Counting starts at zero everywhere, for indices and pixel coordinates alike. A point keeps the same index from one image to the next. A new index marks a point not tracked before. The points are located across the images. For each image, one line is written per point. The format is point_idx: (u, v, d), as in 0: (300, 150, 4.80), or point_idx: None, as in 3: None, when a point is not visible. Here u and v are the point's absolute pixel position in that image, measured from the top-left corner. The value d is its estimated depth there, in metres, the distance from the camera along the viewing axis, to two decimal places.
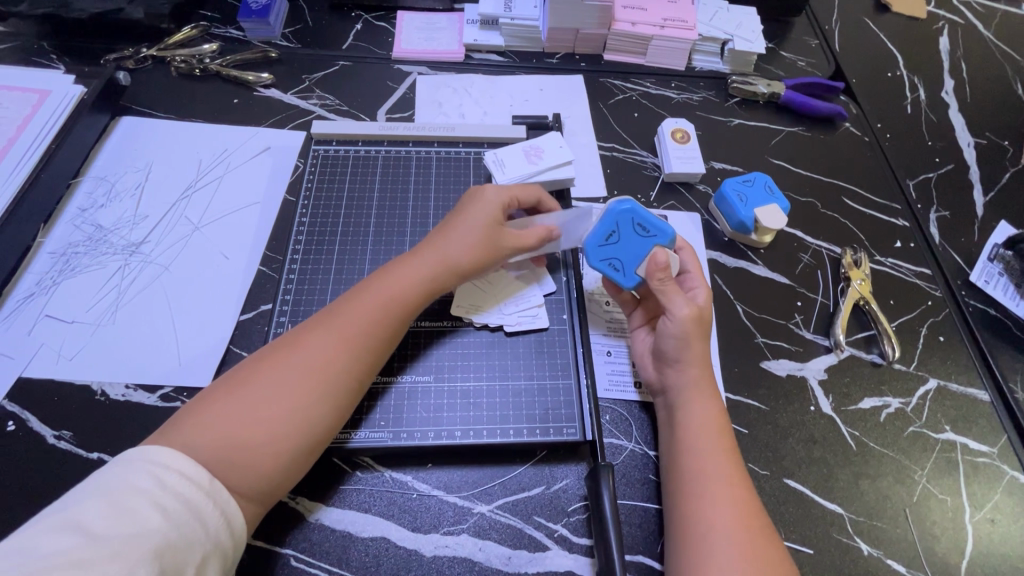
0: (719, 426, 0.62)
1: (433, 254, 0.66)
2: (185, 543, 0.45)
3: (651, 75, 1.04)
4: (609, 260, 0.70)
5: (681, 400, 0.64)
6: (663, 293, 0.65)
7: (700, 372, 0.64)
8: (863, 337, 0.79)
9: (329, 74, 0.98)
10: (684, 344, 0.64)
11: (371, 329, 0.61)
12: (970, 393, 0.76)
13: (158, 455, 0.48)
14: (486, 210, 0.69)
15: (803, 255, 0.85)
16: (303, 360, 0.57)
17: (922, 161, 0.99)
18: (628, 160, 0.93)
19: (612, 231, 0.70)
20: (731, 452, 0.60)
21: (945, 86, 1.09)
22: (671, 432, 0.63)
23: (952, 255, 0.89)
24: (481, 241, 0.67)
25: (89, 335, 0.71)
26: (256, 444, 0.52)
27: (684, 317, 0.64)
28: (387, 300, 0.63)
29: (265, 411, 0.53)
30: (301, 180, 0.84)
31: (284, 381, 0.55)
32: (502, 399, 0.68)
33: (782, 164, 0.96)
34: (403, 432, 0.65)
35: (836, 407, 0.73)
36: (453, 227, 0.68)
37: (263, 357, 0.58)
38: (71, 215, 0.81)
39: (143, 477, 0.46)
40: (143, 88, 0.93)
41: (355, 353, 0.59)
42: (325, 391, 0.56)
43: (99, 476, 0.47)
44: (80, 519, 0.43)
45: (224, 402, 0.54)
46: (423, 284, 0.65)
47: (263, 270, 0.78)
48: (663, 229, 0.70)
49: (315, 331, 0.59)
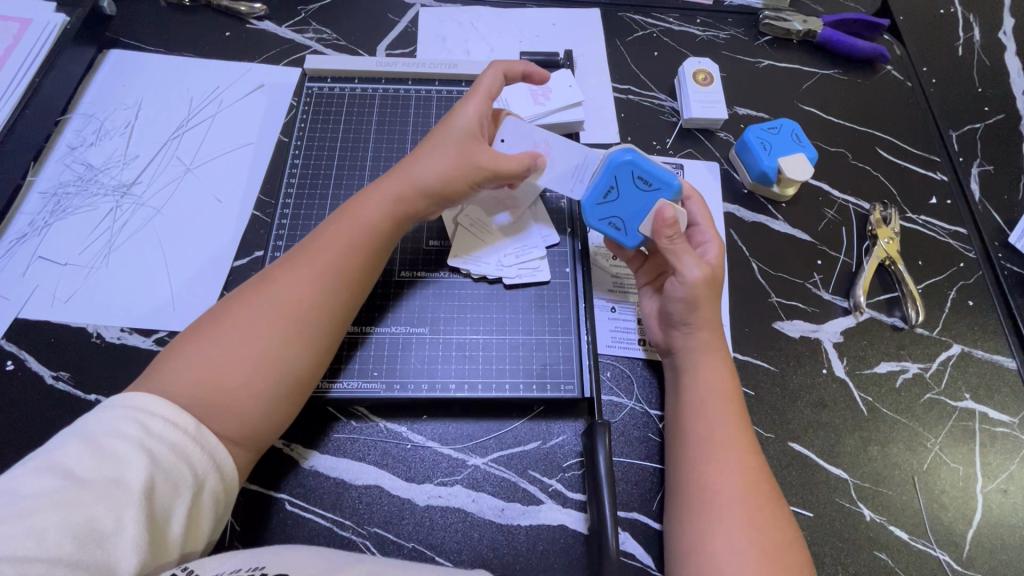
0: (731, 390, 0.59)
1: (400, 177, 0.63)
2: (171, 485, 0.44)
3: (674, 10, 0.95)
4: (609, 219, 0.66)
5: (688, 362, 0.61)
6: (673, 252, 0.61)
7: (710, 336, 0.61)
8: (885, 298, 0.74)
9: (326, 5, 0.91)
10: (692, 306, 0.60)
11: (343, 262, 0.59)
12: (995, 360, 0.72)
13: (137, 400, 0.47)
14: (456, 129, 0.64)
15: (828, 210, 0.80)
16: (276, 299, 0.55)
17: (969, 110, 0.91)
18: (645, 104, 0.87)
19: (611, 187, 0.65)
20: (743, 419, 0.58)
21: (1003, 25, 0.99)
22: (677, 396, 0.61)
23: (991, 214, 0.82)
24: (448, 160, 0.63)
25: (83, 278, 0.70)
26: (233, 385, 0.51)
27: (696, 281, 0.60)
28: (361, 237, 0.60)
29: (236, 351, 0.52)
30: (294, 120, 0.79)
31: (252, 320, 0.54)
32: (499, 352, 0.65)
33: (812, 111, 0.88)
34: (396, 383, 0.63)
35: (850, 371, 0.70)
36: (425, 149, 0.65)
37: (232, 303, 0.56)
38: (61, 154, 0.78)
39: (126, 422, 0.45)
40: (131, 19, 0.88)
41: (328, 285, 0.57)
42: (299, 325, 0.55)
43: (81, 421, 0.46)
44: (64, 462, 0.42)
45: (198, 345, 0.52)
46: (390, 211, 0.62)
47: (257, 215, 0.75)
48: (667, 180, 0.64)
49: (285, 269, 0.58)
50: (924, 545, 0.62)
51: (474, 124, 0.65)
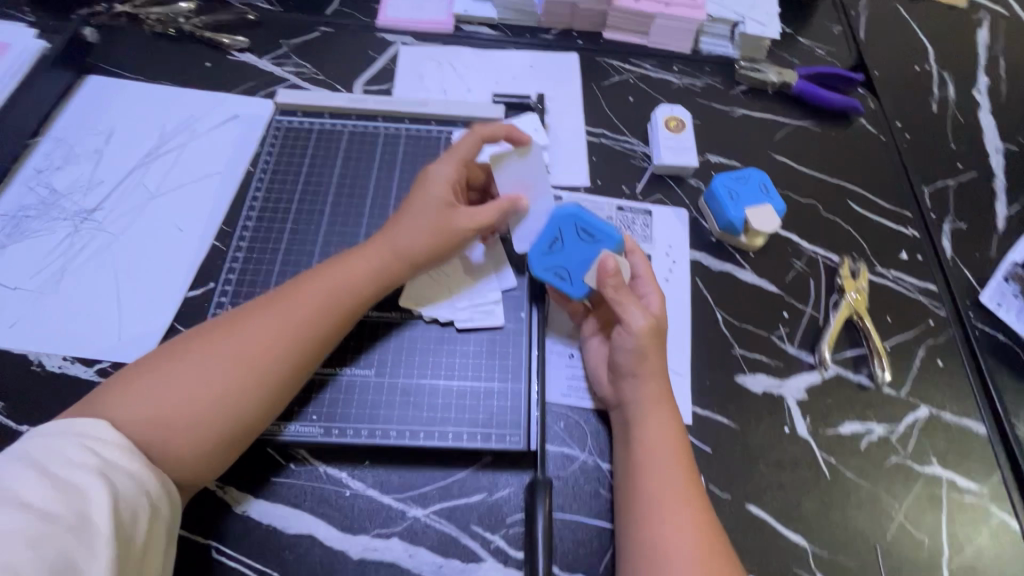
0: (676, 441, 0.58)
1: (385, 239, 0.63)
2: (135, 513, 0.46)
3: (652, 57, 0.97)
4: (555, 268, 0.65)
5: (637, 415, 0.59)
6: (619, 302, 0.61)
7: (658, 387, 0.60)
8: (852, 355, 0.73)
9: (308, 40, 0.94)
10: (640, 357, 0.60)
11: (311, 317, 0.58)
12: (964, 425, 0.70)
13: (89, 429, 0.49)
14: (432, 193, 0.64)
15: (796, 261, 0.79)
16: (238, 350, 0.55)
17: (942, 166, 0.91)
18: (616, 149, 0.87)
19: (555, 238, 0.66)
20: (687, 470, 0.56)
21: (977, 84, 1.00)
22: (625, 450, 0.59)
23: (963, 271, 0.81)
24: (432, 227, 0.63)
25: (31, 303, 0.69)
26: (175, 426, 0.51)
27: (640, 329, 0.60)
28: (334, 290, 0.59)
29: (187, 393, 0.52)
30: (262, 152, 0.79)
31: (212, 363, 0.54)
32: (445, 398, 0.63)
33: (784, 161, 0.89)
34: (336, 428, 0.61)
35: (813, 430, 0.68)
36: (404, 213, 0.64)
37: (202, 336, 0.56)
38: (26, 176, 0.78)
39: (84, 453, 0.47)
40: (112, 46, 0.89)
41: (294, 341, 0.56)
42: (253, 378, 0.54)
43: (29, 451, 0.46)
44: (21, 494, 0.43)
45: (155, 377, 0.53)
46: (366, 266, 0.61)
47: (216, 245, 0.74)
48: (609, 233, 0.66)
49: (259, 313, 0.57)
50: None
51: (448, 189, 0.65)
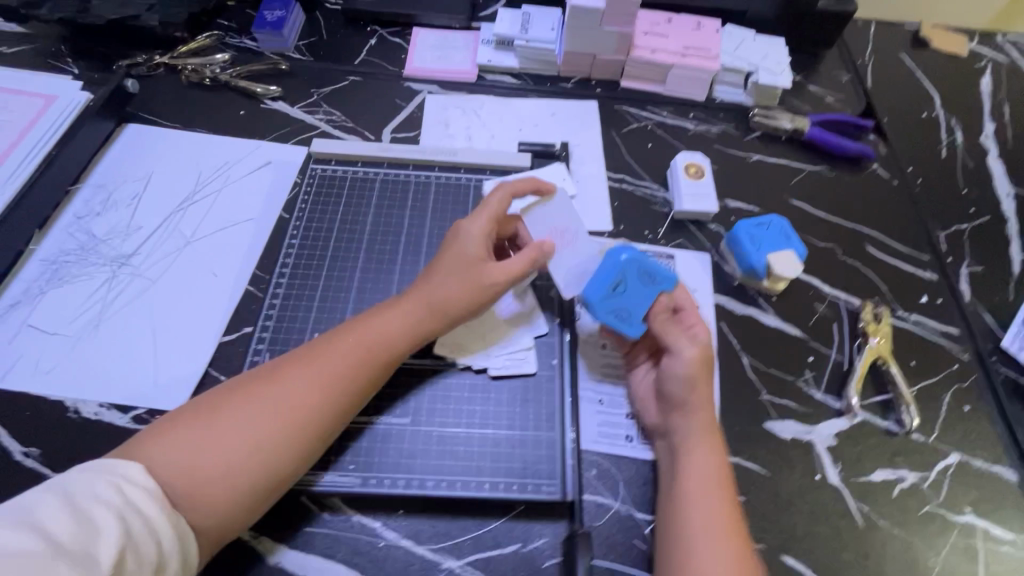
0: (721, 478, 0.59)
1: (421, 293, 0.64)
2: (138, 560, 0.45)
3: (668, 105, 1.01)
4: (615, 310, 0.66)
5: (684, 448, 0.60)
6: (667, 333, 0.65)
7: (708, 418, 0.61)
8: (879, 401, 0.73)
9: (338, 89, 0.97)
10: (692, 386, 0.61)
11: (350, 370, 0.59)
12: (995, 472, 0.69)
13: (124, 471, 0.49)
14: (462, 248, 0.66)
15: (819, 305, 0.80)
16: (276, 402, 0.55)
17: (955, 209, 0.93)
18: (638, 194, 0.89)
19: (616, 281, 0.66)
20: (731, 509, 0.57)
21: (984, 130, 1.04)
22: (671, 483, 0.60)
23: (983, 315, 0.82)
24: (465, 282, 0.64)
25: (69, 349, 0.70)
26: (216, 480, 0.51)
27: (692, 358, 0.62)
28: (371, 342, 0.61)
29: (228, 446, 0.53)
30: (296, 198, 0.82)
31: (254, 415, 0.54)
32: (480, 447, 0.63)
33: (801, 206, 0.91)
34: (373, 478, 0.61)
35: (845, 478, 0.67)
36: (435, 267, 0.66)
37: (241, 386, 0.57)
38: (66, 222, 0.80)
39: (107, 488, 0.46)
40: (151, 96, 0.93)
41: (334, 394, 0.57)
42: (295, 431, 0.55)
43: (58, 481, 0.46)
44: (38, 519, 0.42)
45: (195, 429, 0.53)
46: (400, 317, 0.63)
47: (250, 290, 0.76)
48: (665, 275, 0.67)
49: (298, 365, 0.58)
50: None
51: (479, 243, 0.66)
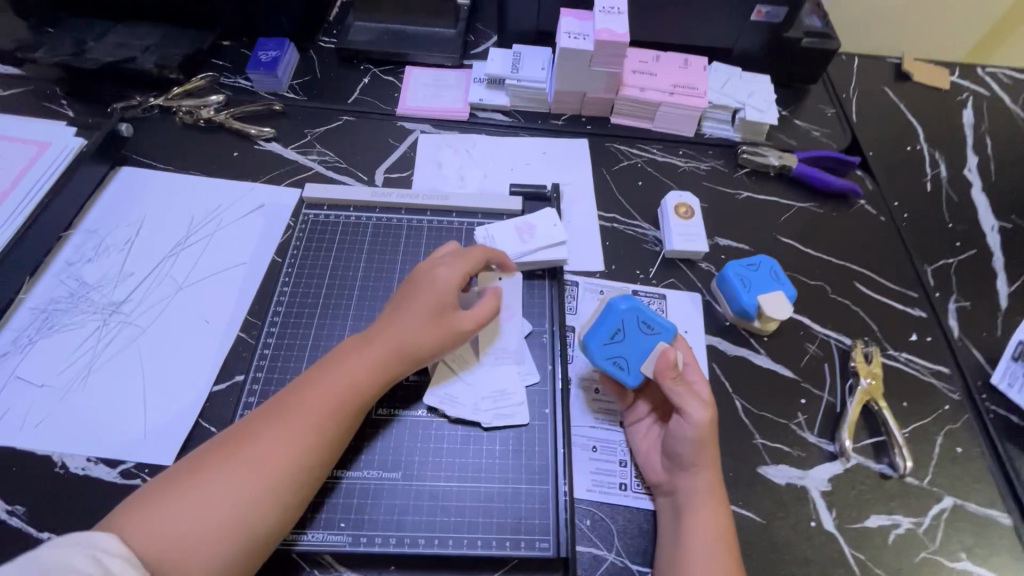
0: (726, 539, 0.60)
1: (391, 336, 0.63)
2: None
3: (657, 142, 1.02)
4: (613, 358, 0.68)
5: (687, 505, 0.61)
6: (677, 392, 0.63)
7: (712, 478, 0.62)
8: (872, 444, 0.73)
9: (331, 129, 0.99)
10: (699, 449, 0.62)
11: (323, 418, 0.58)
12: (989, 515, 0.69)
13: (98, 544, 0.47)
14: (431, 286, 0.66)
15: (810, 345, 0.81)
16: (252, 455, 0.55)
17: (942, 245, 0.94)
18: (629, 233, 0.90)
19: (616, 330, 0.69)
20: (735, 569, 0.58)
21: (968, 163, 1.05)
22: (675, 540, 0.60)
23: (973, 352, 0.83)
24: (433, 323, 0.64)
25: (57, 400, 0.69)
26: (196, 550, 0.51)
27: (701, 421, 0.62)
28: (343, 389, 0.60)
29: (207, 513, 0.52)
30: (289, 242, 0.82)
31: (230, 478, 0.54)
32: (472, 501, 0.63)
33: (791, 244, 0.92)
34: (363, 536, 0.60)
35: (839, 524, 0.67)
36: (403, 306, 0.65)
37: (217, 449, 0.56)
38: (58, 269, 0.80)
39: (82, 559, 0.45)
40: (145, 139, 0.94)
41: (310, 445, 0.57)
42: (272, 487, 0.54)
43: (32, 553, 0.44)
44: None
45: (172, 499, 0.52)
46: (372, 361, 0.62)
47: (242, 337, 0.76)
48: (666, 326, 0.69)
49: (271, 420, 0.58)
50: None
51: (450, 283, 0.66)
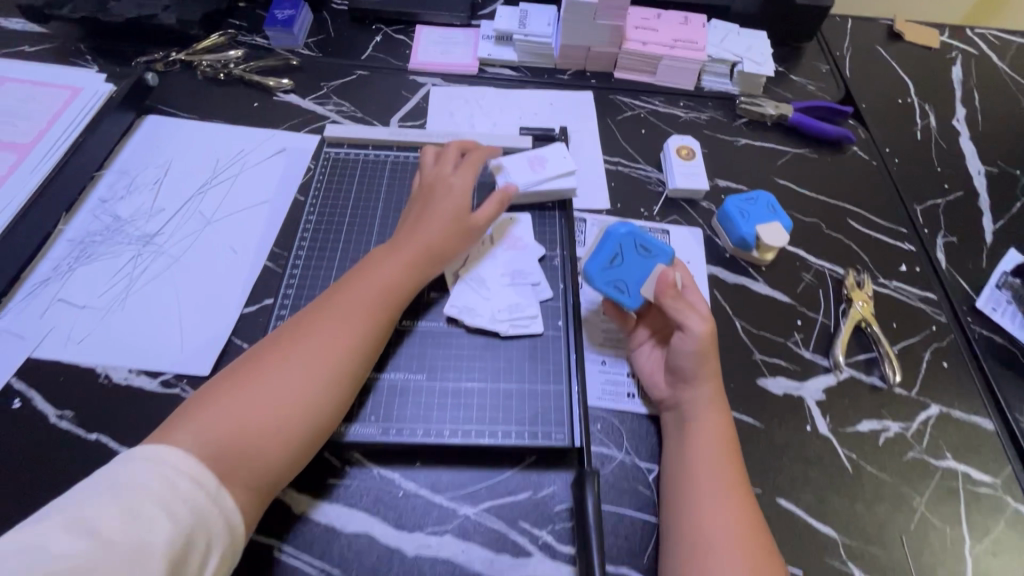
0: (726, 435, 0.64)
1: (415, 243, 0.69)
2: (191, 543, 0.46)
3: (659, 94, 1.06)
4: (614, 282, 0.72)
5: (692, 408, 0.65)
6: (676, 309, 0.66)
7: (715, 390, 0.66)
8: (864, 358, 0.78)
9: (346, 82, 1.03)
10: (701, 361, 0.65)
11: (371, 313, 0.63)
12: (973, 421, 0.74)
13: (164, 456, 0.49)
14: (446, 196, 0.73)
15: (805, 274, 0.85)
16: (307, 347, 0.59)
17: (931, 187, 0.99)
18: (633, 175, 0.95)
19: (615, 254, 0.73)
20: (736, 460, 0.63)
21: (956, 114, 1.10)
22: (678, 439, 0.65)
23: (959, 281, 0.88)
24: (454, 227, 0.72)
25: (98, 320, 0.73)
26: (266, 431, 0.54)
27: (701, 334, 0.65)
28: (385, 290, 0.65)
29: (272, 399, 0.56)
30: (311, 181, 0.86)
31: (290, 368, 0.58)
32: (493, 400, 0.67)
33: (788, 185, 0.96)
34: (393, 428, 0.65)
35: (834, 428, 0.72)
36: (424, 217, 0.72)
37: (270, 348, 0.60)
38: (92, 206, 0.84)
39: (152, 479, 0.47)
40: (169, 90, 0.98)
41: (361, 336, 0.62)
42: (331, 373, 0.59)
43: (108, 473, 0.47)
44: (88, 520, 0.43)
45: (236, 390, 0.56)
46: (407, 266, 0.68)
47: (269, 266, 0.80)
48: (662, 249, 0.74)
49: (320, 319, 0.62)
50: None
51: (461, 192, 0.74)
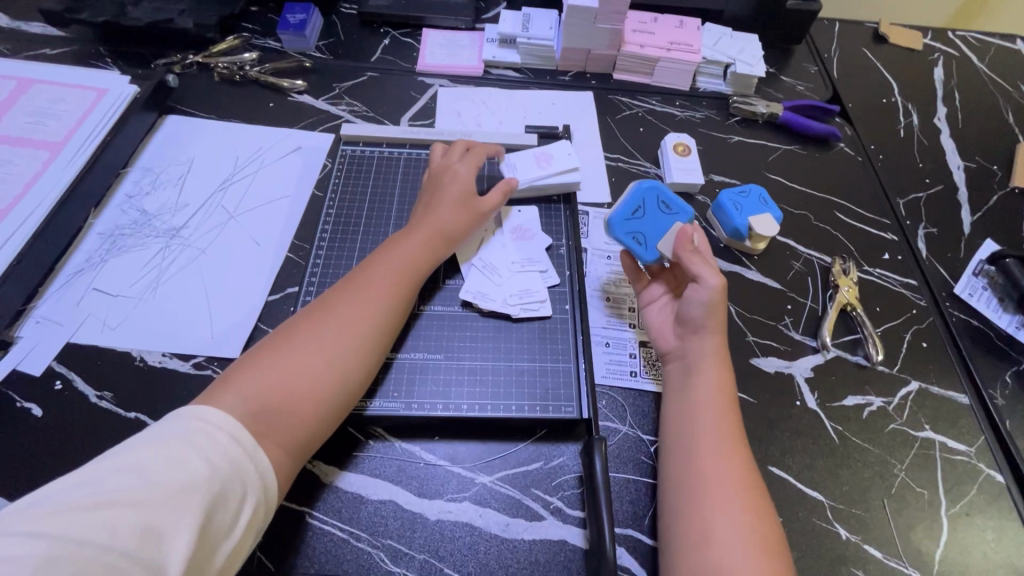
0: (726, 391, 0.67)
1: (430, 225, 0.75)
2: (229, 489, 0.49)
3: (657, 94, 1.12)
4: (634, 234, 0.79)
5: (696, 365, 0.69)
6: (692, 262, 0.71)
7: (720, 342, 0.70)
8: (850, 339, 0.83)
9: (358, 83, 1.07)
10: (710, 312, 0.69)
11: (393, 289, 0.69)
12: (950, 396, 0.80)
13: (205, 414, 0.52)
14: (456, 184, 0.79)
15: (795, 262, 0.91)
16: (335, 319, 0.64)
17: (913, 181, 1.05)
18: (632, 171, 1.00)
19: (639, 207, 0.80)
20: (735, 413, 0.66)
21: (937, 113, 1.16)
22: (680, 395, 0.69)
23: (938, 268, 0.93)
24: (464, 212, 0.77)
25: (131, 308, 0.78)
26: (300, 392, 0.59)
27: (714, 286, 0.69)
28: (404, 269, 0.71)
29: (305, 363, 0.60)
30: (329, 177, 0.91)
31: (320, 336, 0.63)
32: (506, 377, 0.72)
33: (778, 179, 1.02)
34: (414, 403, 0.69)
35: (821, 403, 0.77)
36: (436, 203, 0.78)
37: (302, 319, 0.65)
38: (119, 201, 0.88)
39: (192, 431, 0.50)
40: (188, 91, 1.03)
41: (383, 310, 0.67)
42: (357, 342, 0.64)
43: (151, 429, 0.51)
44: (135, 462, 0.47)
45: (272, 355, 0.61)
46: (423, 247, 0.73)
47: (291, 257, 0.84)
48: (683, 209, 0.80)
49: (346, 294, 0.67)
50: (897, 563, 0.67)
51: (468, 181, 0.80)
